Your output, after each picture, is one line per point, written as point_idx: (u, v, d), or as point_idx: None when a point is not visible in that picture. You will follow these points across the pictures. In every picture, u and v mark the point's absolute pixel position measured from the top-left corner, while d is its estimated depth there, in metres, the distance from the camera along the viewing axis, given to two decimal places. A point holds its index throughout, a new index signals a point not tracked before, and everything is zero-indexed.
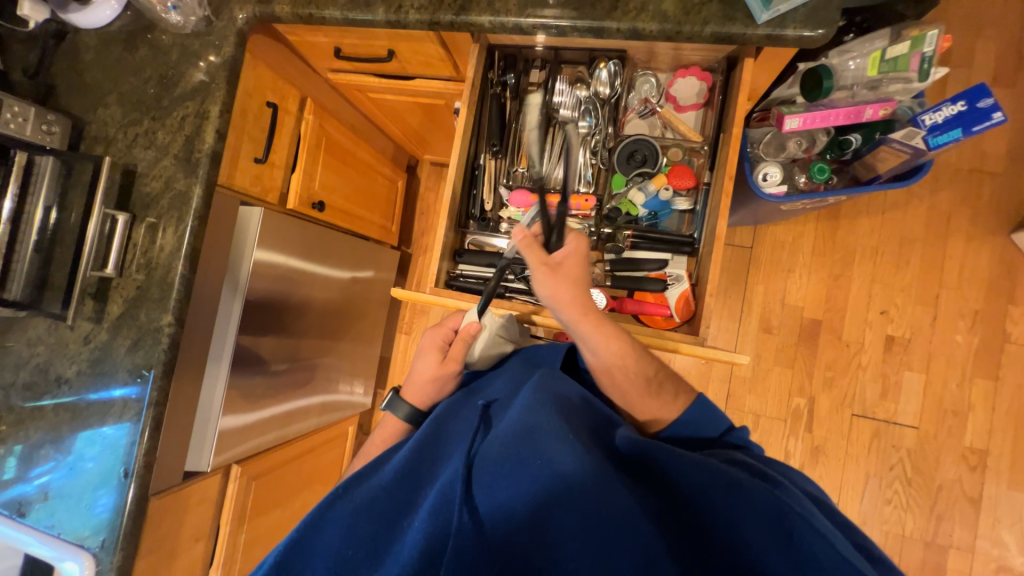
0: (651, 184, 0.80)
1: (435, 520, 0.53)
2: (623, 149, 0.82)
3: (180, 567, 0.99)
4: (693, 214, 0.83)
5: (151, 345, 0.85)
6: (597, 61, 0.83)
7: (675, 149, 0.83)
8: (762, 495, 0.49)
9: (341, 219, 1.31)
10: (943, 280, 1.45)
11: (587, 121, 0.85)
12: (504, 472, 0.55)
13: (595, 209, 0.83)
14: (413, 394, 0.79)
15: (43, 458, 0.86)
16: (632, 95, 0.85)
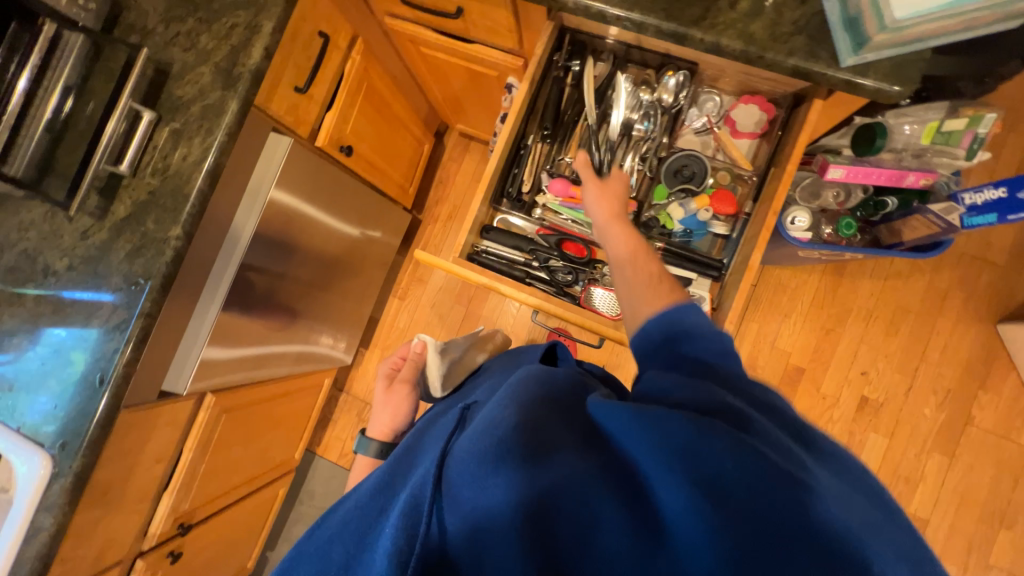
0: (693, 202, 0.80)
1: (401, 530, 0.45)
2: (674, 161, 0.81)
3: (137, 486, 0.95)
4: (727, 240, 0.82)
5: (152, 255, 0.80)
6: (667, 67, 0.81)
7: (724, 172, 0.83)
8: (723, 451, 0.44)
9: (365, 169, 1.28)
10: (925, 355, 1.51)
11: (644, 125, 0.83)
12: (467, 472, 0.48)
13: (633, 214, 0.83)
14: (375, 429, 0.86)
15: (12, 346, 0.82)
16: (693, 109, 0.84)
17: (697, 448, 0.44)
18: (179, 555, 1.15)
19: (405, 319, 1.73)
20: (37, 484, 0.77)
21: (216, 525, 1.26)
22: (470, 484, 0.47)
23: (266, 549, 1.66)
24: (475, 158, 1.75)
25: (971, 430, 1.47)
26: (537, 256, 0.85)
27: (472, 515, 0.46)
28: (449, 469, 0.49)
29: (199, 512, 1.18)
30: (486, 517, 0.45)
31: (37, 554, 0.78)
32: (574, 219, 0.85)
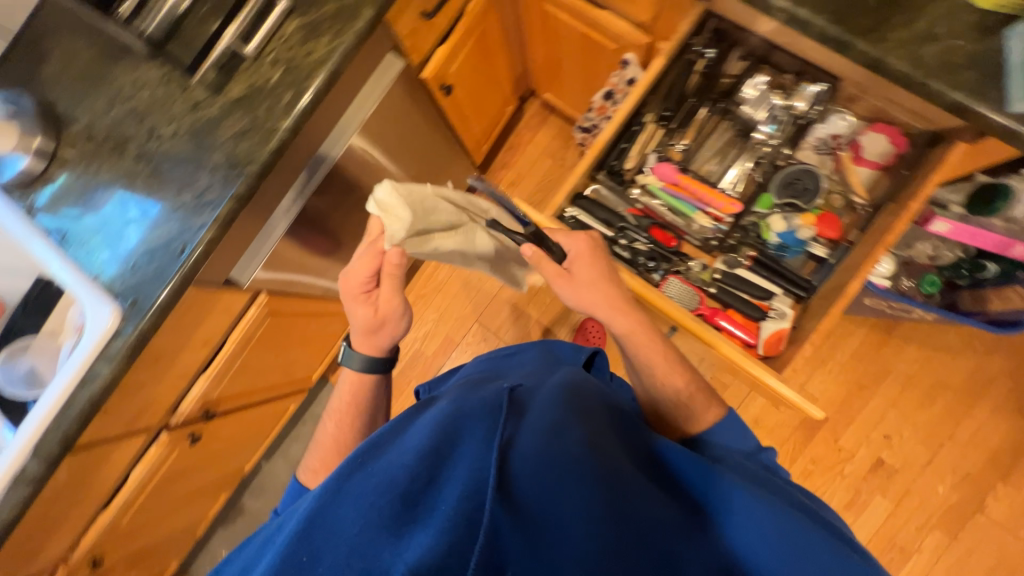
0: (798, 218, 0.79)
1: (469, 507, 0.46)
2: (789, 173, 0.80)
3: (182, 361, 0.98)
4: (822, 264, 0.81)
5: (257, 142, 0.81)
6: (806, 78, 0.81)
7: (836, 196, 0.82)
8: (769, 504, 0.56)
9: (454, 113, 1.27)
10: (953, 433, 1.48)
11: (768, 129, 0.81)
12: (538, 470, 0.49)
13: (733, 216, 0.82)
14: (359, 343, 0.82)
15: (105, 198, 0.86)
16: (822, 125, 0.81)
17: (752, 499, 0.55)
18: (197, 439, 1.18)
19: (445, 274, 1.74)
20: (100, 334, 0.80)
21: (233, 421, 1.30)
22: (538, 482, 0.48)
23: (263, 458, 1.71)
24: (550, 133, 1.74)
25: (978, 519, 1.45)
26: (626, 236, 0.85)
27: (542, 504, 0.47)
28: (516, 461, 0.49)
29: (223, 404, 1.21)
30: (559, 520, 0.46)
31: (88, 400, 0.81)
32: (670, 208, 0.85)
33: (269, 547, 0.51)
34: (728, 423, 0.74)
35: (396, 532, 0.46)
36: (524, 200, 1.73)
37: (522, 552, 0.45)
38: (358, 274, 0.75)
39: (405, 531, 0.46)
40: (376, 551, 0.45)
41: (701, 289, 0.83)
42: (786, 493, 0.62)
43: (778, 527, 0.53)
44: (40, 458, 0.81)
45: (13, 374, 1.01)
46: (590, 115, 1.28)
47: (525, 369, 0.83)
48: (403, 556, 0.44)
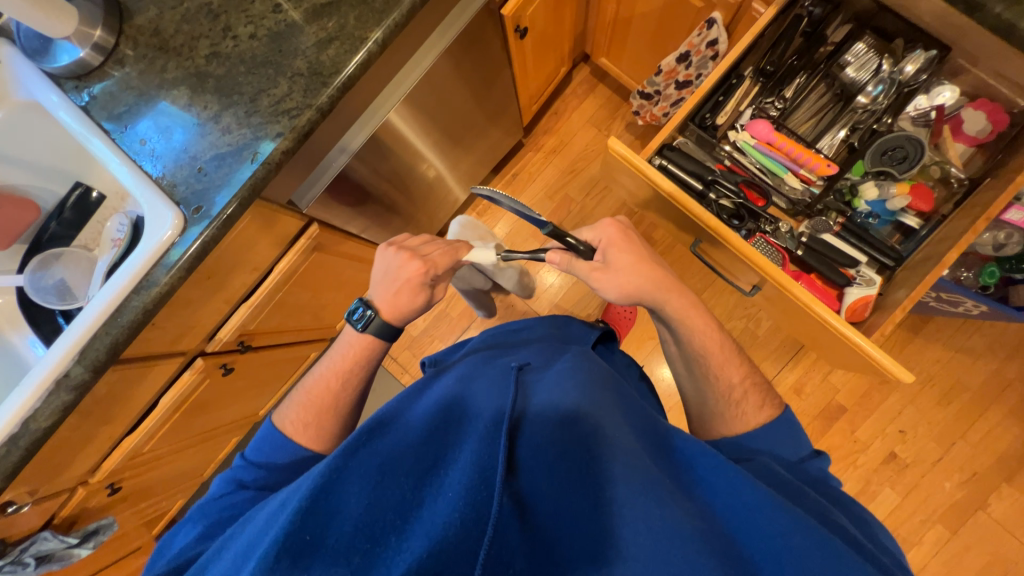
0: (893, 187, 0.84)
1: (473, 496, 0.44)
2: (890, 140, 0.82)
3: (232, 283, 0.94)
4: (911, 233, 0.87)
5: (343, 50, 0.78)
6: (914, 45, 0.82)
7: (935, 168, 0.86)
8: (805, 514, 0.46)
9: (519, 60, 1.25)
10: (966, 433, 1.52)
11: (872, 93, 0.84)
12: (543, 462, 0.47)
13: (826, 178, 0.85)
14: (378, 302, 0.77)
15: (169, 99, 0.81)
16: (922, 96, 0.83)
17: (786, 507, 0.46)
18: (229, 371, 1.15)
19: None
20: (159, 241, 0.76)
21: (261, 359, 1.26)
22: (547, 473, 0.47)
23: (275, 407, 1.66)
24: (598, 102, 1.69)
25: (981, 517, 1.48)
26: (716, 189, 0.86)
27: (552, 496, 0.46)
28: (522, 452, 0.48)
29: (257, 338, 1.17)
30: (558, 516, 0.45)
31: (140, 308, 0.77)
32: (760, 165, 0.89)
33: (268, 524, 0.48)
34: (778, 427, 0.71)
35: (404, 516, 0.45)
36: (565, 168, 1.70)
37: (523, 545, 0.43)
38: (438, 267, 0.77)
39: (413, 516, 0.45)
40: (387, 532, 0.44)
41: (786, 250, 0.88)
42: (816, 504, 0.52)
43: (816, 547, 0.43)
44: (84, 364, 0.77)
45: (43, 285, 0.93)
46: (655, 80, 1.24)
47: (538, 347, 0.78)
48: (408, 545, 0.42)
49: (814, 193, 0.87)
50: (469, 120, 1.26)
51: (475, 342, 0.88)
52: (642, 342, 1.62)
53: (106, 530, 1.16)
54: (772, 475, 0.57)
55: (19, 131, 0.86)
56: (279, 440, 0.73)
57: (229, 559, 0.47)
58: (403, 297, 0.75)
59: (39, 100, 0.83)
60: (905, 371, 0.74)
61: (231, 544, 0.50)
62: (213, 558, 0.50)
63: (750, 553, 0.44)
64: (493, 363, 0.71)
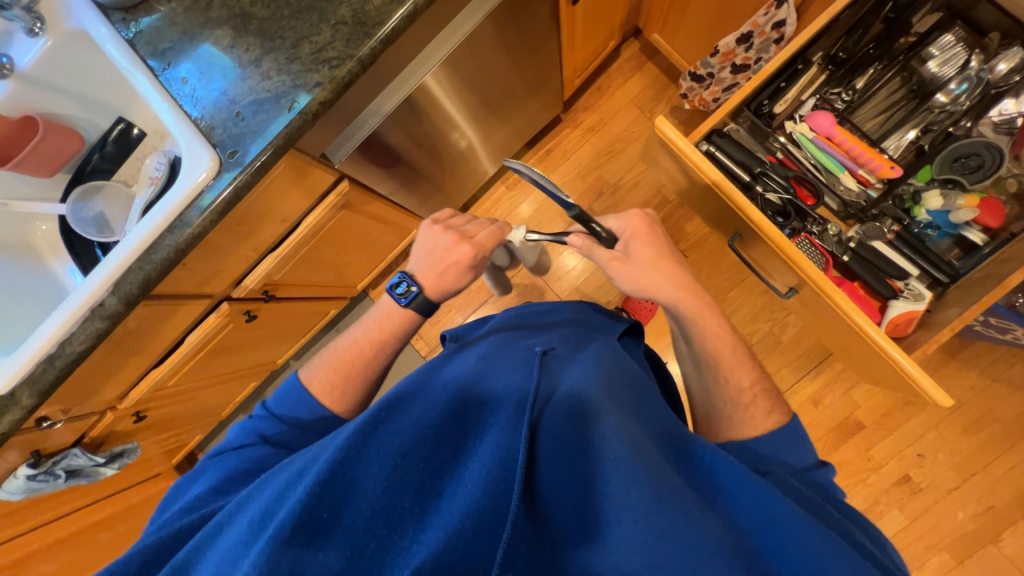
0: (961, 198, 0.78)
1: (491, 489, 0.43)
2: (964, 146, 0.76)
3: (261, 232, 0.95)
4: (973, 251, 0.80)
5: (389, 0, 0.75)
6: (1010, 41, 0.75)
7: (1012, 181, 0.78)
8: (832, 536, 0.45)
9: (569, 29, 1.21)
10: (989, 465, 1.46)
11: (954, 91, 0.78)
12: (565, 460, 0.47)
13: (887, 181, 0.81)
14: (422, 279, 0.76)
15: (212, 38, 0.80)
16: (1013, 99, 0.75)
17: (815, 527, 0.44)
18: (252, 318, 1.18)
19: (504, 209, 1.68)
20: (193, 183, 0.76)
21: (282, 310, 1.29)
22: (568, 471, 0.46)
23: (292, 358, 1.71)
24: (644, 81, 1.62)
25: (991, 551, 1.44)
26: (765, 183, 0.81)
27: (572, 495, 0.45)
28: (544, 446, 0.47)
29: (281, 289, 1.20)
30: (577, 518, 0.44)
31: (173, 247, 0.78)
32: (815, 160, 0.84)
33: (285, 494, 0.47)
34: (784, 434, 0.67)
35: (421, 502, 0.44)
36: (601, 148, 1.64)
37: (541, 545, 0.43)
38: (485, 249, 0.77)
39: (431, 504, 0.44)
40: (403, 517, 0.43)
41: (831, 254, 0.83)
42: (841, 525, 0.51)
43: (842, 569, 0.41)
44: (117, 296, 0.79)
45: (84, 216, 0.96)
46: (710, 61, 1.15)
47: (563, 332, 0.77)
48: (425, 534, 0.41)
49: (871, 196, 0.82)
50: (509, 87, 1.22)
51: (497, 321, 0.87)
52: (660, 335, 1.59)
53: (130, 454, 1.23)
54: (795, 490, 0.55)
55: (68, 60, 0.87)
56: (303, 396, 0.74)
57: (245, 524, 0.47)
58: (450, 274, 0.75)
59: (87, 30, 0.83)
60: (944, 394, 0.69)
61: (247, 507, 0.50)
62: (225, 522, 0.50)
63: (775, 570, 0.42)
64: (515, 345, 0.70)
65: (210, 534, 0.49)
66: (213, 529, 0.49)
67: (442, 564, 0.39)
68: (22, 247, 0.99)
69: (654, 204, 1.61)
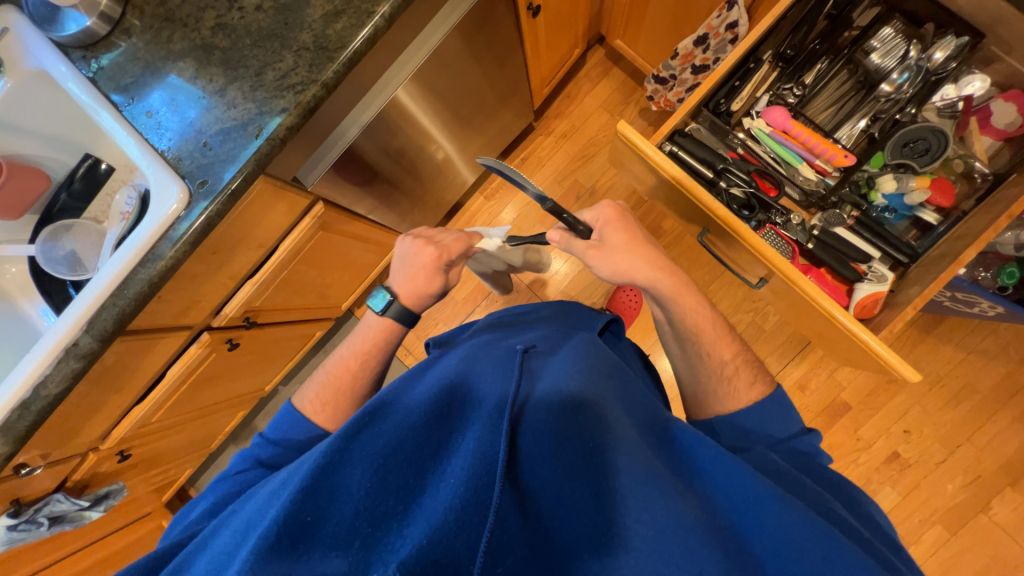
0: (913, 181, 0.82)
1: (472, 483, 0.43)
2: (911, 132, 0.80)
3: (237, 260, 0.95)
4: (929, 230, 0.85)
5: (349, 24, 0.76)
6: (944, 31, 0.80)
7: (958, 161, 0.84)
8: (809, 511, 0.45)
9: (532, 40, 1.23)
10: (972, 436, 1.50)
11: (898, 80, 0.82)
12: (548, 451, 0.47)
13: (843, 169, 0.85)
14: (398, 288, 0.78)
15: (175, 71, 0.81)
16: (950, 87, 0.83)
17: (790, 503, 0.45)
18: (235, 346, 1.17)
19: (484, 219, 1.69)
20: (164, 215, 0.76)
21: (266, 336, 1.27)
22: (550, 462, 0.46)
23: (280, 383, 1.69)
24: (611, 85, 1.65)
25: (982, 519, 1.47)
26: (728, 177, 0.84)
27: (554, 485, 0.45)
28: (526, 439, 0.47)
29: (263, 315, 1.19)
30: (560, 508, 0.45)
31: (146, 281, 0.77)
32: (774, 154, 0.87)
33: (270, 503, 0.47)
34: (769, 405, 0.70)
35: (405, 501, 0.45)
36: (575, 153, 1.67)
37: (527, 534, 0.44)
38: (452, 253, 0.78)
39: (415, 502, 0.44)
40: (388, 517, 0.44)
41: (796, 243, 0.86)
42: (816, 495, 0.52)
43: (819, 542, 0.42)
44: (92, 334, 0.78)
45: (54, 255, 0.95)
46: (670, 64, 1.20)
47: (545, 330, 0.78)
48: (410, 531, 0.42)
49: (829, 184, 0.87)
50: (478, 100, 1.24)
51: (480, 323, 0.88)
52: (647, 332, 1.61)
53: (116, 495, 1.20)
54: (773, 467, 0.57)
55: (30, 101, 0.86)
56: (296, 418, 0.74)
57: (228, 538, 0.47)
58: (423, 279, 0.77)
59: (48, 70, 0.83)
60: (912, 370, 0.72)
61: (234, 519, 0.50)
62: (211, 536, 0.50)
63: (753, 547, 0.43)
64: (497, 345, 0.70)
65: (193, 551, 0.48)
66: (198, 544, 0.49)
67: (426, 558, 0.39)
68: None
69: (630, 204, 1.63)
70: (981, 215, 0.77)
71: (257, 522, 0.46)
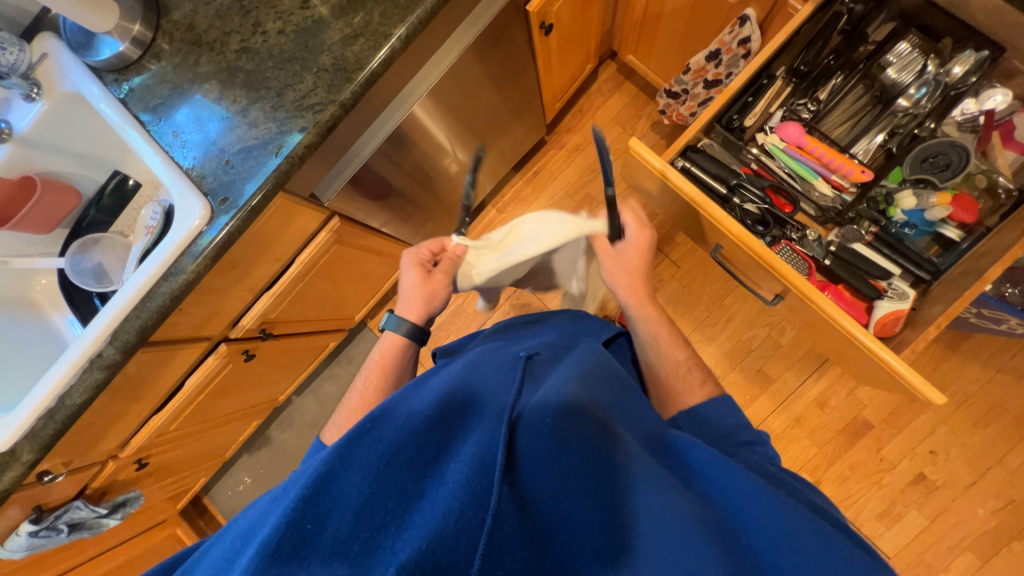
0: (933, 197, 0.80)
1: (470, 486, 0.43)
2: (930, 147, 0.79)
3: (255, 273, 0.97)
4: (951, 246, 0.83)
5: (368, 46, 0.79)
6: (964, 45, 0.80)
7: (981, 177, 0.83)
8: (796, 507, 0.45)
9: (545, 56, 1.25)
10: (1004, 458, 1.43)
11: (917, 93, 0.81)
12: (546, 449, 0.45)
13: (858, 185, 0.83)
14: (407, 309, 0.82)
15: (200, 93, 0.84)
16: (970, 100, 0.81)
17: (774, 494, 0.46)
18: (250, 357, 1.18)
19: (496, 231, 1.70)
20: (187, 230, 0.79)
21: (281, 346, 1.29)
22: (551, 462, 0.45)
23: (294, 393, 1.71)
24: (623, 100, 1.66)
25: (1016, 547, 1.40)
26: (741, 195, 0.84)
27: (554, 489, 0.44)
28: (523, 437, 0.46)
29: (278, 326, 1.21)
30: (562, 511, 0.44)
31: (168, 294, 0.80)
32: (789, 169, 0.87)
33: (270, 512, 0.47)
34: (719, 401, 0.75)
35: (405, 505, 0.44)
36: (587, 167, 1.68)
37: (526, 537, 0.43)
38: (423, 251, 0.86)
39: (414, 505, 0.44)
40: (387, 521, 0.43)
41: (813, 259, 0.86)
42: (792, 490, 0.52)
43: (803, 536, 0.42)
44: (116, 345, 0.81)
45: (83, 268, 0.98)
46: (683, 79, 1.21)
47: (548, 338, 0.77)
48: (408, 534, 0.42)
49: (847, 200, 0.85)
50: (492, 116, 1.26)
51: (485, 332, 0.88)
52: None
53: (133, 502, 1.22)
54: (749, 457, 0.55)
55: (64, 121, 0.91)
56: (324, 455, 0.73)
57: (222, 552, 0.47)
58: (434, 281, 0.84)
59: (81, 91, 0.87)
60: (936, 391, 0.69)
61: (235, 526, 0.51)
62: (213, 542, 0.51)
63: (749, 539, 0.43)
64: (501, 351, 0.71)
65: (198, 557, 0.49)
66: (203, 550, 0.50)
67: (425, 561, 0.39)
68: (22, 302, 1.00)
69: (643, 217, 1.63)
70: (1005, 231, 0.75)
71: (258, 528, 0.46)
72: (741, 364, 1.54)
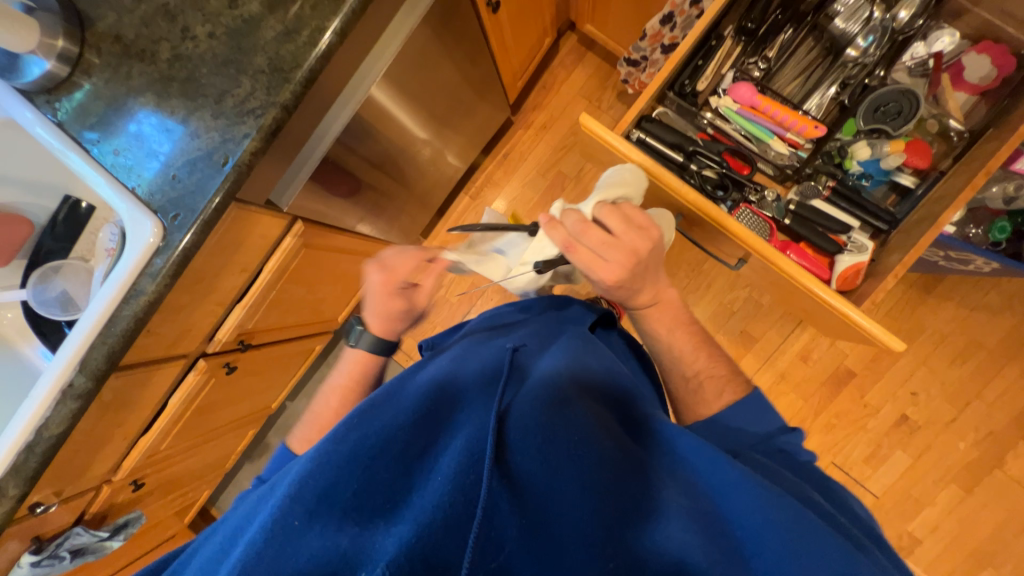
0: (887, 146, 0.82)
1: (458, 479, 0.42)
2: (881, 96, 0.80)
3: (222, 286, 0.96)
4: (907, 193, 0.85)
5: (302, 45, 0.76)
6: None
7: (933, 121, 0.84)
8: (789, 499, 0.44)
9: (497, 33, 1.21)
10: (982, 393, 1.47)
11: (865, 43, 0.80)
12: (534, 440, 0.46)
13: (814, 141, 0.84)
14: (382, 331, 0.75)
15: (137, 108, 0.81)
16: (920, 45, 0.82)
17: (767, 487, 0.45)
18: (233, 369, 1.18)
19: (471, 218, 1.68)
20: (142, 249, 0.77)
21: (264, 355, 1.29)
22: (539, 453, 0.45)
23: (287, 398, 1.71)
24: (588, 71, 1.63)
25: (997, 475, 1.45)
26: (698, 162, 0.84)
27: (542, 477, 0.44)
28: (513, 431, 0.46)
29: (257, 336, 1.20)
30: (550, 499, 0.44)
31: (132, 317, 0.79)
32: (745, 131, 0.87)
33: (257, 508, 0.49)
34: (749, 403, 0.67)
35: (392, 500, 0.45)
36: (557, 144, 1.65)
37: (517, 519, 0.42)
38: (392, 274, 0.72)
39: (403, 500, 0.44)
40: (376, 515, 0.44)
41: (773, 220, 0.86)
42: (795, 485, 0.51)
43: (797, 528, 0.41)
44: (85, 373, 0.80)
45: (46, 297, 0.96)
46: (641, 45, 1.19)
47: (532, 327, 0.77)
48: (396, 529, 0.41)
49: (802, 156, 0.86)
50: (451, 101, 1.23)
51: (470, 325, 0.87)
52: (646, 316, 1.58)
53: (135, 523, 1.23)
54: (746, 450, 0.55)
55: None
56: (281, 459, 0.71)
57: (206, 557, 0.47)
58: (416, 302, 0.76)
59: (14, 117, 0.83)
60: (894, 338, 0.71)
61: (221, 527, 0.51)
62: (198, 546, 0.51)
63: (736, 531, 0.43)
64: (487, 344, 0.70)
65: (186, 557, 0.50)
66: (188, 554, 0.50)
67: (415, 554, 0.39)
68: None
69: None
70: (959, 173, 0.77)
71: (244, 528, 0.47)
72: (725, 326, 1.56)
